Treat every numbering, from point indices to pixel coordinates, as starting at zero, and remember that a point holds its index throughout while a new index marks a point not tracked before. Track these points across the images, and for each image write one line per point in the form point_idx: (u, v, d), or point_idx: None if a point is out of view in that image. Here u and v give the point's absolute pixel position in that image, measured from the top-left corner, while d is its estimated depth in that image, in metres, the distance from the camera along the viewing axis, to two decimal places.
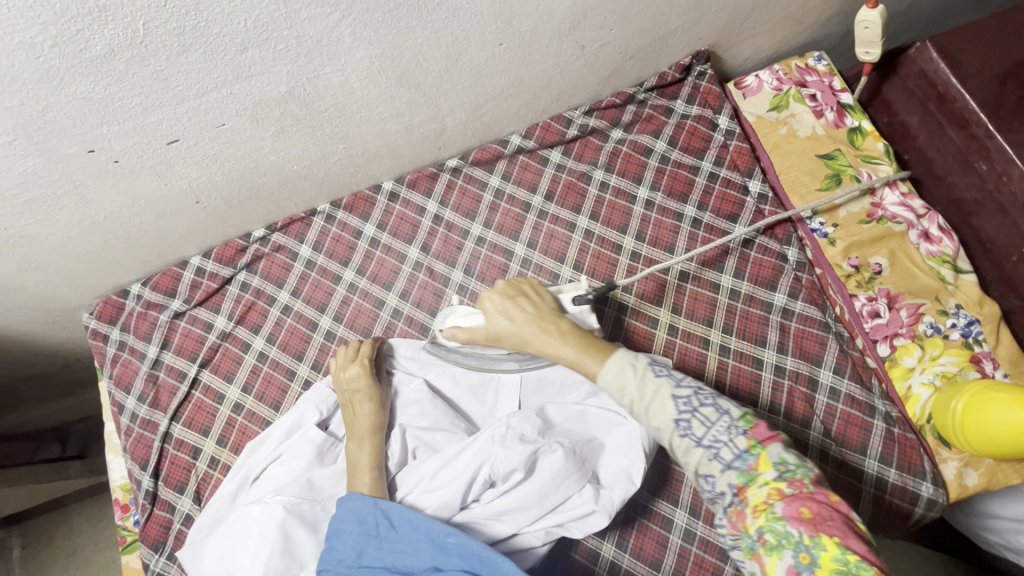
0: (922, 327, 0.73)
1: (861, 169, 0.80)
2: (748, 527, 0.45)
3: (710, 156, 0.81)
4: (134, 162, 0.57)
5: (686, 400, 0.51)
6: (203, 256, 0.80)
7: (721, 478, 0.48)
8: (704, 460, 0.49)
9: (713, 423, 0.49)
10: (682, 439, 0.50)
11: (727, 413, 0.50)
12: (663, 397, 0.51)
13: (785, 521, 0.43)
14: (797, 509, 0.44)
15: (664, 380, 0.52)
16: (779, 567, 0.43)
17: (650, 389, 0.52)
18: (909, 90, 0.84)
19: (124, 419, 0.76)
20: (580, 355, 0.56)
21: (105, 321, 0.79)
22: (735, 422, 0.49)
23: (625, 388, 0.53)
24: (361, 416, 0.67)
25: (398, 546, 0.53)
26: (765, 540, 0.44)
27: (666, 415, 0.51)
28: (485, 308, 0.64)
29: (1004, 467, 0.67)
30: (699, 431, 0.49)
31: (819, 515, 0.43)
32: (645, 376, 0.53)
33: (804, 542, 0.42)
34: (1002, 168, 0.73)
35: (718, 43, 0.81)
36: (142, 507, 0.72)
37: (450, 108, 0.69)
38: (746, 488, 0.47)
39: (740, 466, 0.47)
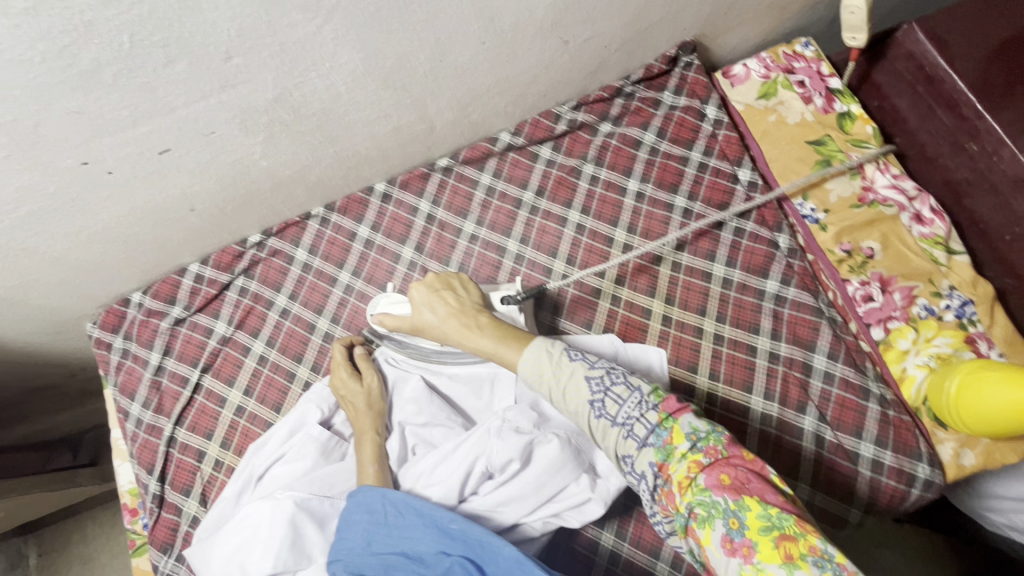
0: (916, 309, 0.73)
1: (851, 154, 0.80)
2: (678, 505, 0.46)
3: (699, 146, 0.81)
4: (129, 172, 0.58)
5: (599, 381, 0.52)
6: (201, 263, 0.81)
7: (641, 458, 0.49)
8: (622, 440, 0.50)
9: (625, 401, 0.51)
10: (598, 420, 0.51)
11: (637, 390, 0.51)
12: (577, 379, 0.53)
13: (710, 491, 0.44)
14: (717, 477, 0.45)
15: (578, 363, 0.53)
16: (714, 538, 0.43)
17: (566, 372, 0.53)
18: (898, 73, 0.84)
19: (129, 425, 0.77)
20: (497, 348, 0.58)
21: (107, 330, 0.80)
22: (646, 398, 0.50)
23: (542, 375, 0.54)
24: (359, 413, 0.69)
25: (405, 532, 0.53)
26: (696, 514, 0.44)
27: (581, 399, 0.52)
28: (412, 301, 0.65)
29: (1001, 446, 0.67)
30: (612, 410, 0.51)
31: (737, 478, 0.45)
32: (560, 362, 0.54)
33: (730, 508, 0.43)
34: (993, 148, 0.74)
35: (704, 33, 0.81)
36: (150, 510, 0.74)
37: (438, 107, 0.70)
38: (667, 464, 0.48)
39: (657, 442, 0.48)
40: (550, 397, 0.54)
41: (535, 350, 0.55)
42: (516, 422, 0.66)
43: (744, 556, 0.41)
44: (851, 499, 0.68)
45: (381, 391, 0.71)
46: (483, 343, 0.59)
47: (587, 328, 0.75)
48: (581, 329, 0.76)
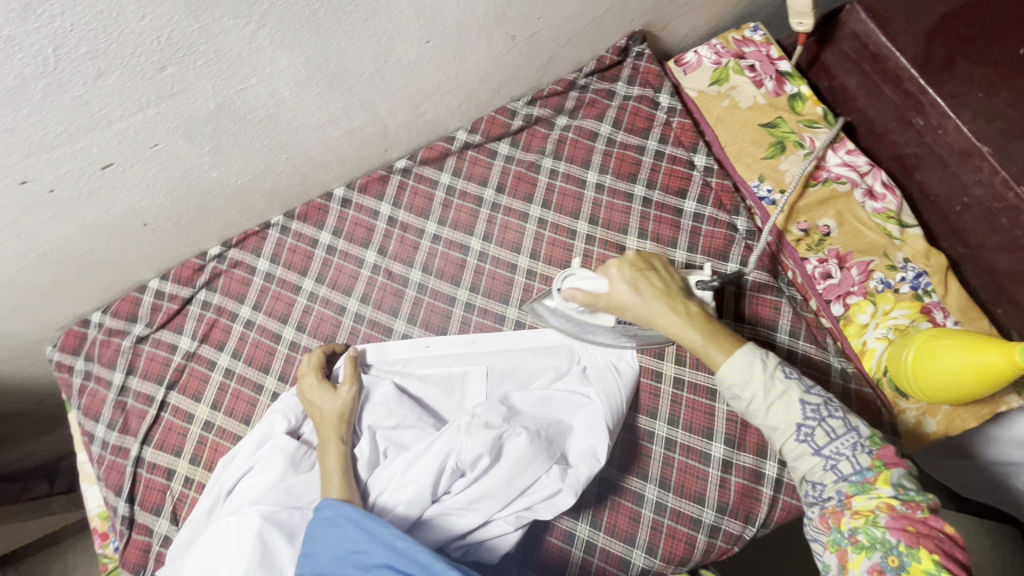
0: (873, 283, 0.74)
1: (804, 135, 0.82)
2: (841, 523, 0.52)
3: (654, 134, 0.82)
4: (71, 190, 0.57)
5: (815, 408, 0.56)
6: (161, 279, 0.80)
7: (830, 486, 0.55)
8: (819, 469, 0.55)
9: (838, 436, 0.55)
10: (799, 443, 0.56)
11: (855, 430, 0.55)
12: (789, 400, 0.57)
13: (885, 529, 0.50)
14: (902, 524, 0.50)
15: (793, 383, 0.57)
16: (864, 564, 0.50)
17: (778, 390, 0.57)
18: (844, 53, 0.86)
19: (95, 447, 0.76)
20: (710, 349, 0.60)
21: (68, 352, 0.79)
22: (862, 441, 0.55)
23: (749, 381, 0.58)
24: (327, 421, 0.68)
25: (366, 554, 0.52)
26: (857, 539, 0.51)
27: (791, 417, 0.57)
28: (613, 277, 0.64)
29: (960, 412, 0.69)
30: (820, 441, 0.55)
31: (919, 532, 0.49)
32: (773, 375, 0.57)
33: (897, 548, 0.49)
34: (938, 121, 0.77)
35: (652, 23, 0.82)
36: (120, 532, 0.72)
37: (389, 108, 0.70)
38: (853, 496, 0.53)
39: (857, 479, 0.53)
40: (755, 401, 0.58)
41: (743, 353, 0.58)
42: (484, 419, 0.65)
43: None
44: None
45: (350, 396, 0.70)
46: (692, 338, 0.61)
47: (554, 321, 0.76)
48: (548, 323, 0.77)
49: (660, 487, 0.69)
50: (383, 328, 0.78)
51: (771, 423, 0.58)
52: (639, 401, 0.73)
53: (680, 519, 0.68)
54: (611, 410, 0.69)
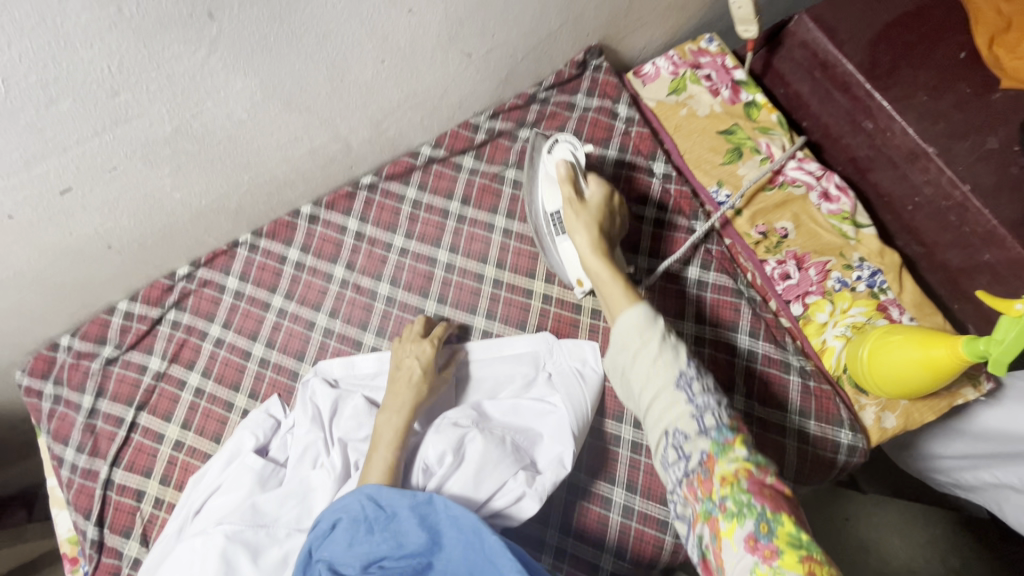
0: (831, 283, 0.76)
1: (759, 140, 0.84)
2: (712, 492, 0.52)
3: (614, 144, 0.84)
4: (31, 215, 0.58)
5: (692, 367, 0.58)
6: (131, 300, 0.80)
7: (694, 445, 0.54)
8: (686, 418, 0.56)
9: (707, 396, 0.56)
10: (675, 397, 0.57)
11: (715, 392, 0.57)
12: (678, 355, 0.59)
13: (750, 494, 0.50)
14: (760, 487, 0.50)
15: (679, 344, 0.59)
16: (737, 533, 0.49)
17: (662, 347, 0.58)
18: (796, 61, 0.87)
19: (64, 471, 0.76)
20: (609, 288, 0.66)
21: (38, 376, 0.79)
22: (723, 406, 0.56)
23: (637, 330, 0.60)
24: (410, 380, 0.69)
25: (390, 525, 0.55)
26: (727, 507, 0.50)
27: (669, 369, 0.57)
28: (592, 188, 0.73)
29: (918, 406, 0.70)
30: (694, 396, 0.56)
31: (774, 495, 0.50)
32: (664, 335, 0.59)
33: (764, 514, 0.49)
34: (886, 125, 0.78)
35: (608, 37, 0.84)
36: (90, 556, 0.72)
37: (350, 126, 0.71)
38: (716, 458, 0.53)
39: (717, 436, 0.54)
40: (649, 342, 0.59)
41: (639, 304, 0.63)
42: (455, 422, 0.68)
43: (764, 557, 0.47)
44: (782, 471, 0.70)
45: (438, 384, 0.72)
46: (601, 271, 0.68)
47: (521, 329, 0.78)
48: (515, 331, 0.78)
49: (627, 491, 0.70)
50: (353, 341, 0.79)
51: (653, 370, 0.58)
52: (605, 406, 0.74)
53: (647, 521, 0.69)
54: (572, 415, 0.70)
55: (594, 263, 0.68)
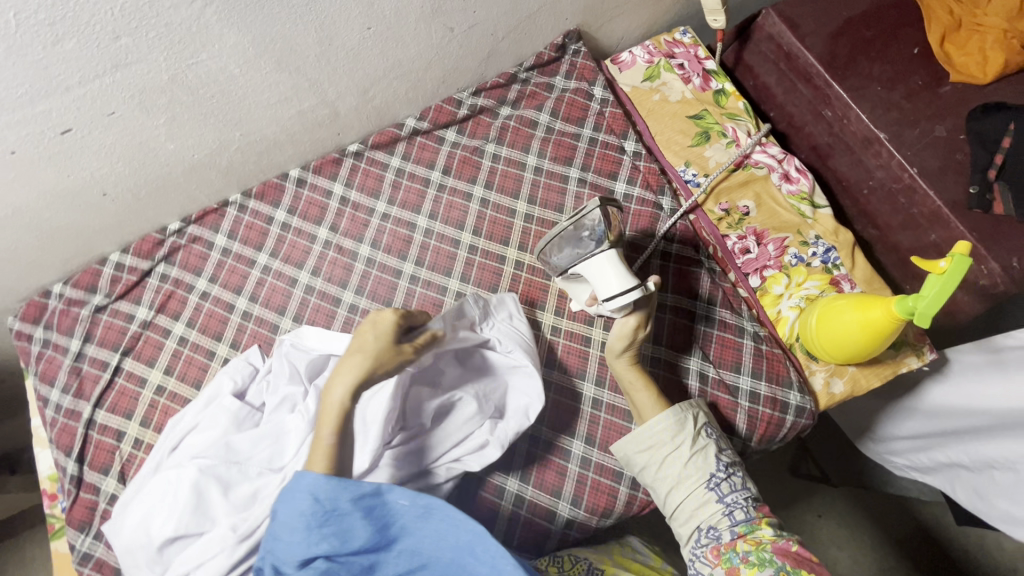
0: (788, 258, 0.81)
1: (726, 125, 0.89)
2: (738, 547, 0.62)
3: (589, 123, 0.88)
4: (31, 152, 0.62)
5: (725, 464, 0.67)
6: (122, 252, 0.84)
7: (726, 527, 0.64)
8: (718, 513, 0.65)
9: (736, 488, 0.66)
10: (708, 491, 0.65)
11: (746, 488, 0.67)
12: (709, 455, 0.67)
13: (775, 554, 0.60)
14: (783, 548, 0.61)
15: (712, 441, 0.68)
16: None
17: (700, 448, 0.67)
18: (763, 54, 0.93)
19: (49, 411, 0.79)
20: (640, 403, 0.71)
21: (28, 321, 0.83)
22: (751, 498, 0.66)
23: (673, 433, 0.67)
24: (365, 346, 0.62)
25: (332, 518, 0.54)
26: (749, 558, 0.61)
27: (705, 467, 0.66)
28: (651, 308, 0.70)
29: (864, 373, 0.74)
30: (724, 490, 0.65)
31: (797, 559, 0.60)
32: (698, 436, 0.67)
33: (784, 566, 0.59)
34: (842, 113, 0.83)
35: (586, 23, 0.90)
36: (68, 492, 0.75)
37: (338, 92, 0.76)
38: (746, 536, 0.63)
39: (746, 521, 0.64)
40: (682, 446, 0.67)
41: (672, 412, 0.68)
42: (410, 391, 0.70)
43: None
44: (733, 430, 0.73)
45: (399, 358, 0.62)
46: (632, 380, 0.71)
47: (493, 292, 0.81)
48: (487, 293, 0.82)
49: (586, 443, 0.73)
50: (332, 298, 0.83)
51: (686, 471, 0.66)
52: (569, 364, 0.77)
53: (603, 472, 0.72)
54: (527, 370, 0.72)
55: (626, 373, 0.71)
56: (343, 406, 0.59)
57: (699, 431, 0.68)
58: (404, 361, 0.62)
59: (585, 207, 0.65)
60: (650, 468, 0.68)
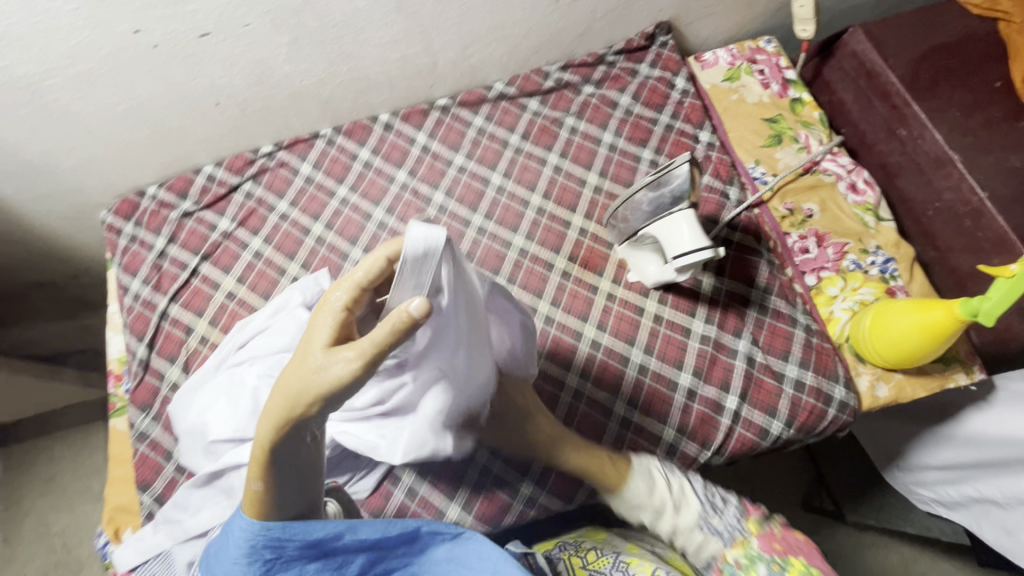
0: (846, 262, 0.82)
1: (800, 132, 0.92)
2: (728, 558, 0.70)
3: (667, 110, 0.92)
4: (170, 50, 0.68)
5: (706, 493, 0.72)
6: (216, 166, 0.90)
7: (721, 552, 0.71)
8: (710, 544, 0.71)
9: (725, 516, 0.72)
10: (700, 527, 0.71)
11: (732, 506, 0.73)
12: (688, 501, 0.71)
13: (761, 551, 0.69)
14: (768, 543, 0.70)
15: (692, 482, 0.72)
16: None
17: (678, 491, 0.71)
18: (844, 71, 0.96)
19: (127, 298, 0.84)
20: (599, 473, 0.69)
21: (121, 216, 0.88)
22: (736, 510, 0.73)
23: (649, 497, 0.70)
24: (298, 350, 0.44)
25: (277, 565, 0.47)
26: (741, 560, 0.69)
27: (695, 512, 0.71)
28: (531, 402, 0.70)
29: (910, 382, 0.75)
30: (715, 524, 0.71)
31: (784, 546, 0.70)
32: (679, 484, 0.71)
33: (772, 559, 0.68)
34: (918, 133, 0.85)
35: (678, 17, 0.94)
36: (135, 373, 0.80)
37: (442, 43, 0.82)
38: (743, 552, 0.70)
39: (736, 536, 0.71)
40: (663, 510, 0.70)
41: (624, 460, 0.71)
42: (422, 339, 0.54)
43: None
44: (775, 413, 0.75)
45: (327, 377, 0.41)
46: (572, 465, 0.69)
47: (555, 253, 0.85)
48: (549, 253, 0.85)
49: (628, 404, 0.76)
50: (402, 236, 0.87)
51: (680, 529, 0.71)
52: (620, 329, 0.80)
53: (642, 434, 0.75)
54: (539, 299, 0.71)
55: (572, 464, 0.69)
56: (267, 447, 0.45)
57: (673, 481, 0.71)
58: (337, 384, 0.41)
59: (674, 162, 0.69)
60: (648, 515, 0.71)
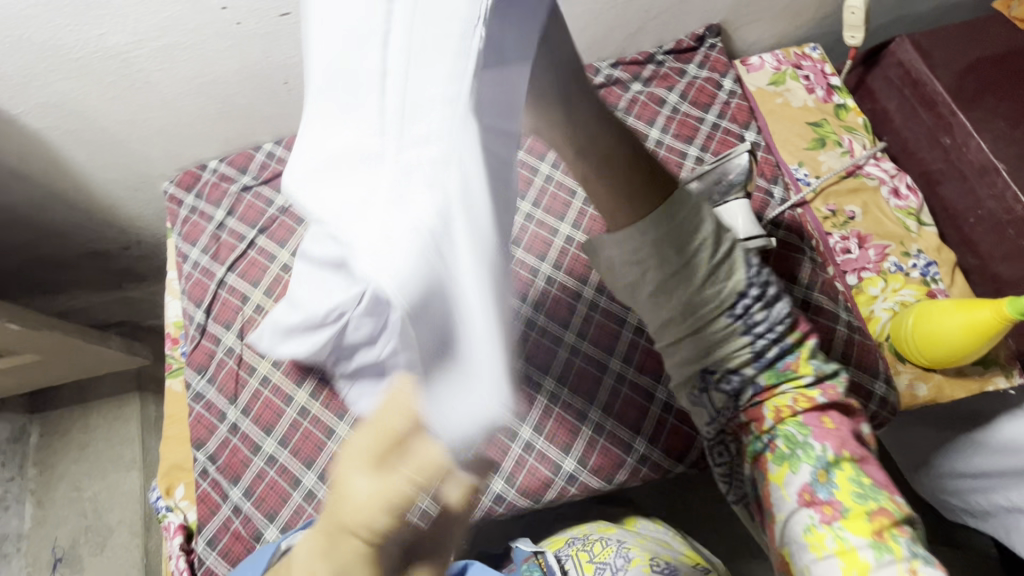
0: (887, 264, 0.84)
1: (843, 136, 0.94)
2: (767, 429, 0.61)
3: (714, 109, 0.94)
4: (252, 28, 0.72)
5: (756, 275, 0.61)
6: (276, 144, 0.93)
7: (756, 377, 0.62)
8: (740, 346, 0.61)
9: (765, 319, 0.61)
10: (732, 322, 0.60)
11: (778, 318, 0.62)
12: (732, 275, 0.59)
13: (810, 437, 0.60)
14: (820, 421, 0.60)
15: (743, 266, 0.60)
16: (789, 475, 0.59)
17: (724, 266, 0.59)
18: (889, 79, 0.97)
19: (187, 266, 0.88)
20: (617, 205, 0.55)
21: (182, 188, 0.92)
22: (784, 335, 0.62)
23: (671, 235, 0.56)
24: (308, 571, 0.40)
25: None
26: (778, 446, 0.61)
27: (734, 290, 0.60)
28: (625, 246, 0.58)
29: (949, 383, 0.77)
30: (755, 320, 0.61)
31: (834, 432, 0.60)
32: (726, 262, 0.60)
33: (823, 460, 0.59)
34: (963, 141, 0.87)
35: (727, 21, 0.97)
36: (192, 337, 0.84)
37: None
38: (773, 390, 0.62)
39: (777, 366, 0.62)
40: (700, 262, 0.57)
41: (679, 199, 0.56)
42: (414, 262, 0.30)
43: (821, 507, 0.57)
44: None
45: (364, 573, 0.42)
46: (601, 187, 0.54)
47: None
48: None
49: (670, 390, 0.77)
50: None
51: (717, 290, 0.59)
52: None
53: (682, 420, 0.76)
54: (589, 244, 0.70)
55: (600, 189, 0.54)
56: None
57: (727, 249, 0.59)
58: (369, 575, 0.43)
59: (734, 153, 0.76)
60: (657, 289, 0.57)
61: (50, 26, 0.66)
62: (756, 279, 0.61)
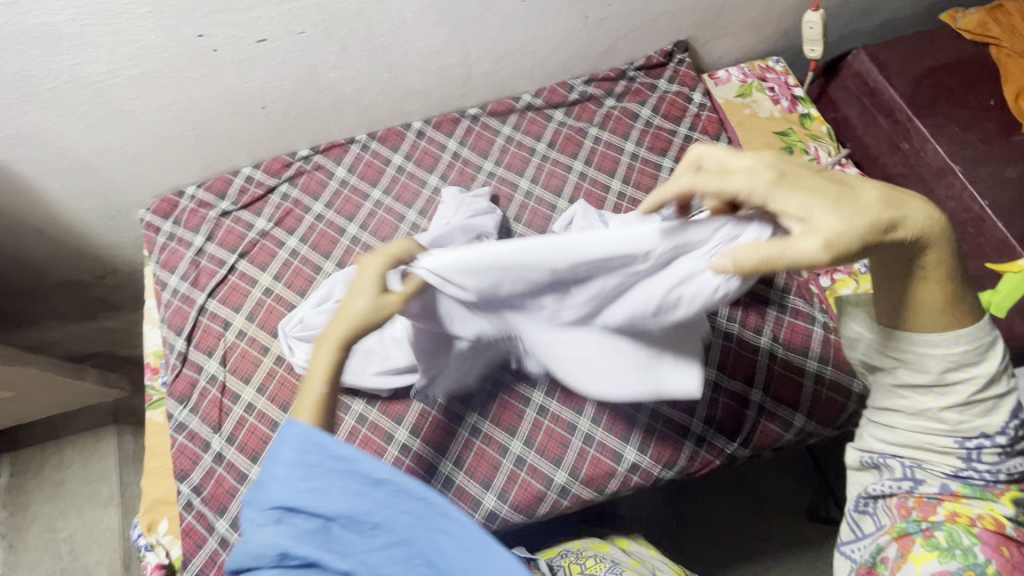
0: (857, 265, 0.87)
1: (809, 144, 0.97)
2: (928, 517, 0.53)
3: (685, 122, 0.97)
4: (228, 54, 0.73)
5: (1007, 434, 0.52)
6: (254, 167, 0.93)
7: (940, 479, 0.54)
8: (942, 469, 0.54)
9: (991, 464, 0.53)
10: (947, 442, 0.53)
11: (999, 468, 0.53)
12: (992, 411, 0.52)
13: (977, 545, 0.51)
14: (998, 545, 0.51)
15: (995, 417, 0.52)
16: (931, 560, 0.52)
17: (993, 406, 0.52)
18: (848, 89, 1.02)
19: (165, 294, 0.87)
20: (923, 302, 0.48)
21: (159, 215, 0.91)
22: (1007, 473, 0.53)
23: (953, 354, 0.50)
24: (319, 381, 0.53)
25: (313, 473, 0.49)
26: (934, 535, 0.52)
27: (977, 429, 0.52)
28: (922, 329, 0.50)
29: None
30: (977, 459, 0.53)
31: (1008, 560, 0.50)
32: (989, 406, 0.52)
33: (978, 565, 0.50)
34: (920, 146, 0.91)
35: (694, 37, 1.00)
36: (173, 366, 0.82)
37: (478, 55, 0.87)
38: (959, 497, 0.53)
39: (972, 484, 0.53)
40: (959, 391, 0.51)
41: (978, 330, 0.50)
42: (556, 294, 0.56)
43: None
44: (797, 404, 0.78)
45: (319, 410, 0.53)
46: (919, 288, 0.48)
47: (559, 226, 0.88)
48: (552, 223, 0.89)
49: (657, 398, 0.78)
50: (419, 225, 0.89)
51: (956, 419, 0.52)
52: None
53: (671, 426, 0.77)
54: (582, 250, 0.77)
55: (925, 271, 0.46)
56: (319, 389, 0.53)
57: (1002, 389, 0.52)
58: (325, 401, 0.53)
59: None
60: (902, 370, 0.53)
61: (21, 58, 0.66)
62: (1010, 433, 0.52)
